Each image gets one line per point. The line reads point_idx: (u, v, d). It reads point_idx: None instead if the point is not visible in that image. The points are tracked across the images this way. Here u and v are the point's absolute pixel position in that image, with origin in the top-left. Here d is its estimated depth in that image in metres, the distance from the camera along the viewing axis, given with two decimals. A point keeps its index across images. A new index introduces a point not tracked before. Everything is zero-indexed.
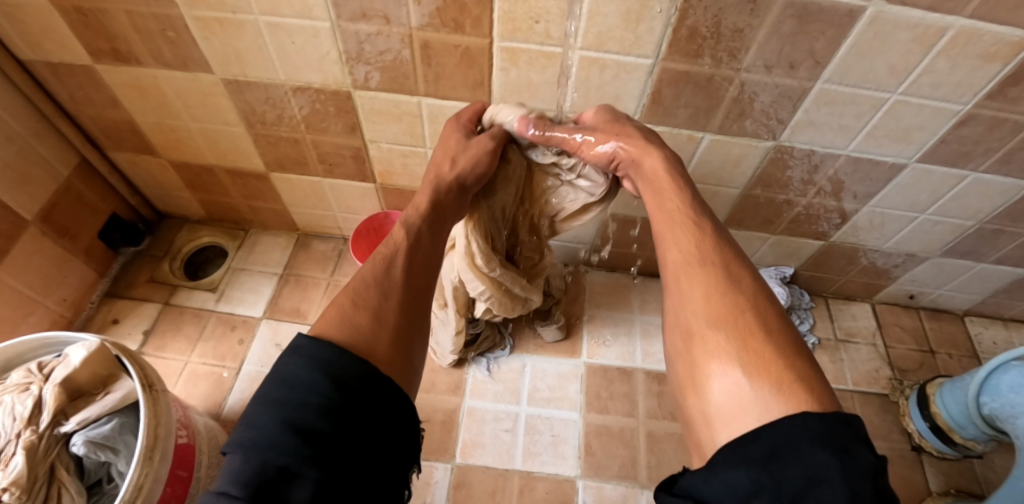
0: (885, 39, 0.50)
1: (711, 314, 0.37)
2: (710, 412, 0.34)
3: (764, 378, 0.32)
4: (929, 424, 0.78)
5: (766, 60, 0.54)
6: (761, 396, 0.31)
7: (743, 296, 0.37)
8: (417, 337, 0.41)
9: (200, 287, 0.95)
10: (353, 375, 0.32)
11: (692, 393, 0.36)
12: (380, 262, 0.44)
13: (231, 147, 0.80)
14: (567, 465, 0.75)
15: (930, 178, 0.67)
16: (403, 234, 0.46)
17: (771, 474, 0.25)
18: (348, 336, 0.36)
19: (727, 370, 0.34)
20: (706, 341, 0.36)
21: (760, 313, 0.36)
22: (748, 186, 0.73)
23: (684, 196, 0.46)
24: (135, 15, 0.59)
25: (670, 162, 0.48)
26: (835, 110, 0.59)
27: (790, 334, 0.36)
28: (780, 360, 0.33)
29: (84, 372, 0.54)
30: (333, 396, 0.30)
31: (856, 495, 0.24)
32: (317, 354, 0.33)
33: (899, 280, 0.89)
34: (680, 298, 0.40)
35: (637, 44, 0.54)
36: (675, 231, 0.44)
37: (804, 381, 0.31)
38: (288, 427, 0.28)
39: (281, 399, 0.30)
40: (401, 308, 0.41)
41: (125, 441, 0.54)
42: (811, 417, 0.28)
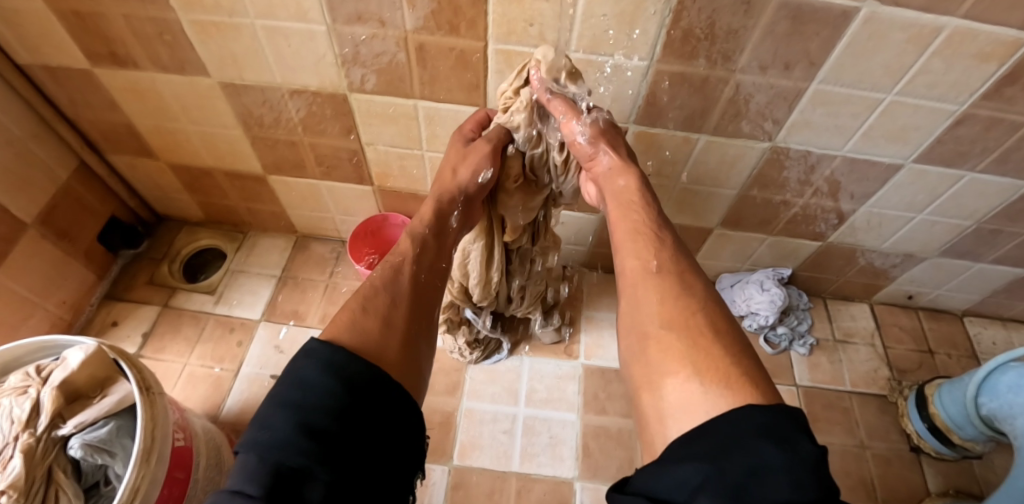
0: (880, 39, 0.50)
1: (664, 316, 0.38)
2: (664, 409, 0.33)
3: (714, 376, 0.32)
4: (927, 424, 0.78)
5: (761, 61, 0.54)
6: (710, 393, 0.31)
7: (695, 300, 0.39)
8: (424, 344, 0.41)
9: (198, 289, 0.95)
10: (361, 376, 0.32)
11: (646, 391, 0.36)
12: (389, 270, 0.45)
13: (230, 150, 0.81)
14: (564, 466, 0.74)
15: (927, 178, 0.67)
16: (409, 245, 0.48)
17: (718, 464, 0.25)
18: (359, 339, 0.36)
19: (678, 370, 0.34)
20: (661, 342, 0.36)
21: (710, 316, 0.37)
22: (745, 187, 0.73)
23: (647, 211, 0.48)
24: (133, 18, 0.59)
25: (643, 182, 0.51)
26: (832, 110, 0.59)
27: (741, 336, 0.37)
28: (728, 357, 0.33)
29: (81, 375, 0.54)
30: (343, 398, 0.30)
31: (800, 485, 0.24)
32: (327, 357, 0.32)
33: (898, 281, 0.89)
34: (637, 304, 0.41)
35: (631, 46, 0.54)
36: (636, 243, 0.45)
37: (753, 377, 0.32)
38: (300, 428, 0.28)
39: (292, 400, 0.30)
40: (407, 316, 0.41)
41: (122, 444, 0.54)
42: (757, 410, 0.28)
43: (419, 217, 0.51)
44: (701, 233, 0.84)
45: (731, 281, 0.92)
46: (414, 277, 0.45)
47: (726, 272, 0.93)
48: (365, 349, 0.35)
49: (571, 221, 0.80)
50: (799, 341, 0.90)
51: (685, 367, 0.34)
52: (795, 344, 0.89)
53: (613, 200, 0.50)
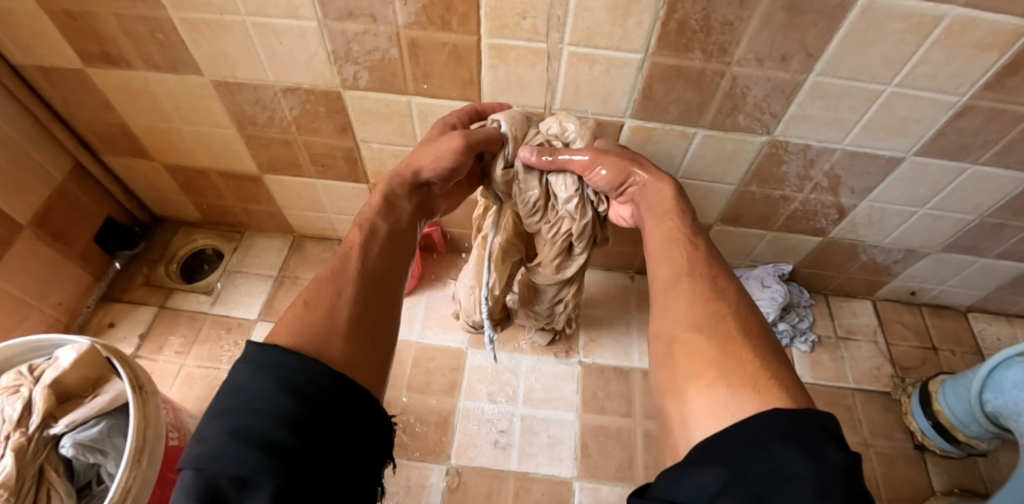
0: (879, 28, 0.49)
1: (692, 320, 0.38)
2: (688, 414, 0.33)
3: (748, 380, 0.32)
4: (931, 422, 0.77)
5: (757, 53, 0.53)
6: (737, 396, 0.31)
7: (727, 304, 0.39)
8: (373, 323, 0.40)
9: (195, 290, 0.94)
10: (298, 375, 0.31)
11: (670, 396, 0.35)
12: (334, 261, 0.44)
13: (224, 149, 0.80)
14: (563, 466, 0.74)
15: (929, 171, 0.66)
16: (357, 233, 0.47)
17: (739, 471, 0.25)
18: (296, 337, 0.35)
19: (706, 372, 0.34)
20: (686, 344, 0.36)
21: (740, 319, 0.37)
22: (744, 182, 0.72)
23: (681, 218, 0.48)
24: (125, 17, 0.59)
25: (677, 194, 0.50)
26: (830, 103, 0.59)
27: (768, 340, 0.36)
28: (759, 361, 0.33)
29: (72, 375, 0.54)
30: (278, 397, 0.29)
31: (826, 492, 0.23)
32: (259, 357, 0.32)
33: (900, 277, 0.88)
34: (665, 305, 0.41)
35: (626, 39, 0.54)
36: (668, 248, 0.45)
37: (782, 380, 0.32)
38: (235, 436, 0.27)
39: (228, 408, 0.29)
40: (354, 301, 0.40)
41: (114, 444, 0.54)
42: (783, 417, 0.27)
43: (370, 205, 0.51)
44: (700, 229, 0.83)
45: None
46: (363, 259, 0.45)
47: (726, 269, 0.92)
48: (304, 345, 0.34)
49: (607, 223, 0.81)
50: (800, 338, 0.89)
51: (712, 371, 0.33)
52: (797, 342, 0.88)
53: (650, 211, 0.50)
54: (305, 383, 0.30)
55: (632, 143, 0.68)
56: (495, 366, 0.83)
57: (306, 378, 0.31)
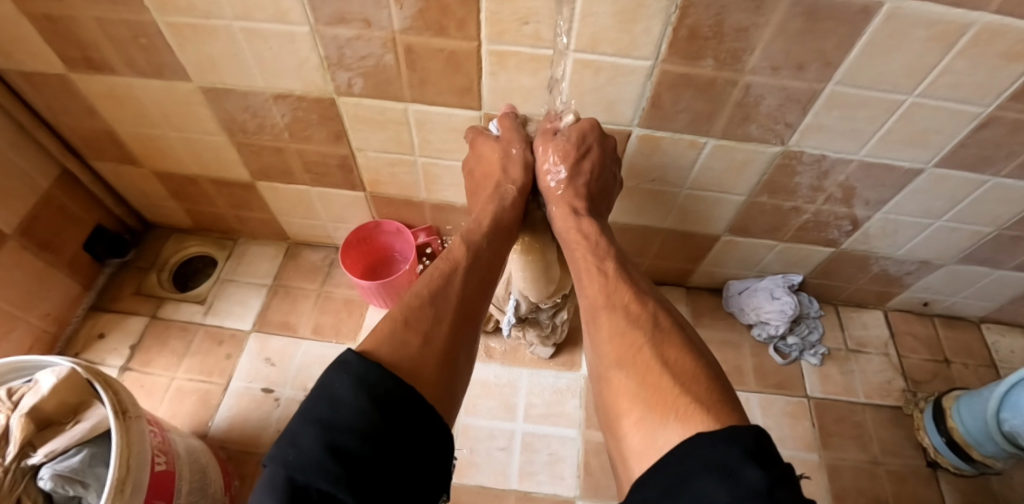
0: (902, 36, 0.46)
1: (616, 355, 0.41)
2: (626, 452, 0.36)
3: (663, 410, 0.34)
4: (944, 439, 0.75)
5: (772, 61, 0.50)
6: (664, 429, 0.33)
7: (643, 331, 0.41)
8: (459, 363, 0.44)
9: (187, 300, 0.92)
10: (392, 397, 0.34)
11: (614, 437, 0.38)
12: (438, 281, 0.49)
13: (215, 156, 0.77)
14: (564, 485, 0.71)
15: (947, 183, 0.63)
16: (462, 252, 0.52)
17: None
18: (399, 355, 0.39)
19: (632, 410, 0.36)
20: (614, 383, 0.39)
21: (659, 344, 0.40)
22: (754, 193, 0.69)
23: (591, 246, 0.53)
24: (106, 22, 0.56)
25: (577, 217, 0.56)
26: (847, 113, 0.56)
27: (692, 356, 0.38)
28: (676, 385, 0.35)
29: (51, 401, 0.52)
30: (373, 418, 0.32)
31: None
32: (360, 374, 0.35)
33: (912, 288, 0.85)
34: (595, 339, 0.45)
35: (633, 46, 0.51)
36: (589, 280, 0.50)
37: (706, 401, 0.33)
38: (331, 450, 0.30)
39: (329, 419, 0.32)
40: (450, 332, 0.45)
41: (95, 474, 0.51)
42: (708, 443, 0.29)
43: (476, 221, 0.55)
44: (707, 240, 0.81)
45: (739, 288, 0.89)
46: (462, 289, 0.50)
47: (734, 279, 0.89)
48: (428, 365, 0.40)
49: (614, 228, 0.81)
50: (809, 351, 0.86)
51: (637, 406, 0.36)
52: (806, 354, 0.86)
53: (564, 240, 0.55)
54: (408, 409, 0.34)
55: (639, 152, 0.65)
56: (495, 381, 0.80)
57: (406, 405, 0.34)
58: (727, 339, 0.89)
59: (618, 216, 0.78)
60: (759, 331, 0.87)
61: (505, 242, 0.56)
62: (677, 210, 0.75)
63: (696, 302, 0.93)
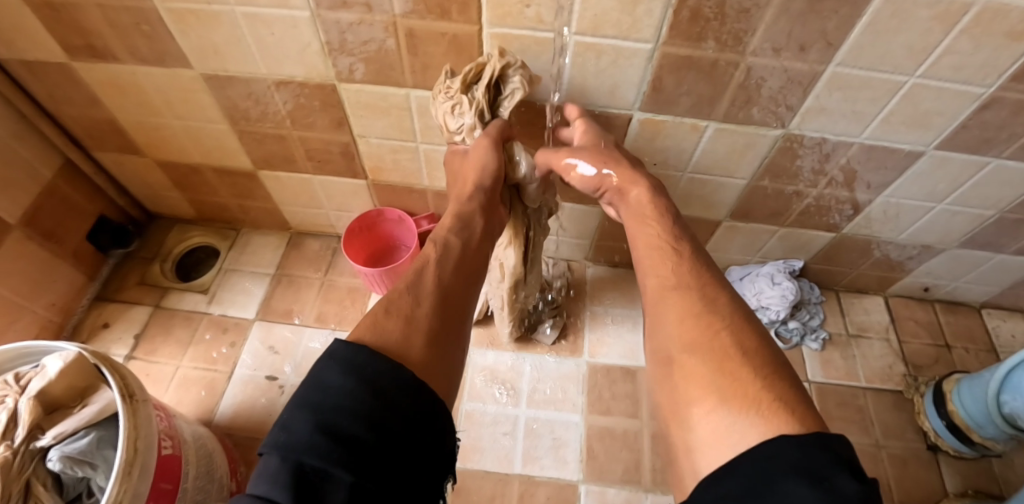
0: (904, 16, 0.46)
1: (688, 340, 0.40)
2: (694, 442, 0.35)
3: (743, 400, 0.33)
4: (945, 422, 0.75)
5: (774, 43, 0.51)
6: (741, 420, 0.32)
7: (719, 317, 0.40)
8: (448, 346, 0.41)
9: (190, 289, 0.92)
10: (386, 379, 0.32)
11: (675, 422, 0.37)
12: (413, 275, 0.45)
13: (218, 145, 0.78)
14: (568, 470, 0.72)
15: (950, 165, 0.63)
16: (433, 247, 0.49)
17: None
18: (383, 337, 0.37)
19: (707, 397, 0.35)
20: (687, 368, 0.38)
21: (736, 334, 0.39)
22: (756, 177, 0.69)
23: (664, 222, 0.51)
24: (108, 8, 0.56)
25: (654, 190, 0.54)
26: (849, 95, 0.56)
27: (766, 351, 0.38)
28: (758, 380, 0.35)
29: (59, 385, 0.52)
30: (366, 399, 0.30)
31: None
32: (347, 357, 0.33)
33: (914, 273, 0.86)
34: (660, 324, 0.44)
35: (635, 28, 0.51)
36: (654, 260, 0.48)
37: (787, 399, 0.33)
38: (323, 430, 0.28)
39: (317, 403, 0.30)
40: (435, 316, 0.42)
41: (104, 456, 0.52)
42: (789, 445, 0.28)
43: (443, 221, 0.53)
44: (709, 226, 0.81)
45: (740, 273, 0.89)
46: (438, 277, 0.46)
47: (735, 265, 0.89)
48: (416, 344, 0.37)
49: None
50: (810, 335, 0.87)
51: (711, 395, 0.35)
52: (807, 340, 0.86)
53: (631, 214, 0.53)
54: (399, 385, 0.32)
55: (641, 137, 0.66)
56: (498, 367, 0.81)
57: (395, 382, 0.32)
58: None
59: None
60: (759, 316, 0.87)
61: (477, 236, 0.53)
62: (679, 195, 0.75)
63: None
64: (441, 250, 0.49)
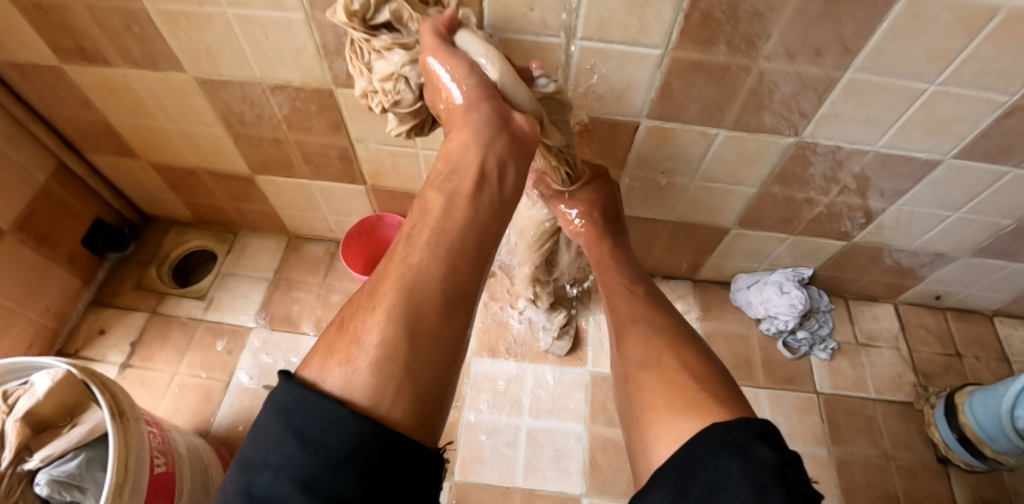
0: (926, 21, 0.44)
1: (638, 358, 0.44)
2: (648, 446, 0.38)
3: (681, 402, 0.37)
4: (956, 435, 0.74)
5: (788, 47, 0.48)
6: (677, 417, 0.36)
7: (664, 338, 0.45)
8: (416, 362, 0.29)
9: (187, 295, 0.91)
10: (312, 422, 0.26)
11: (633, 430, 0.41)
12: (385, 263, 0.34)
13: (213, 149, 0.76)
14: (570, 481, 0.71)
15: (967, 173, 0.61)
16: (418, 212, 0.36)
17: (682, 487, 0.30)
18: (323, 369, 0.29)
19: (653, 403, 0.39)
20: (637, 381, 0.42)
21: (677, 349, 0.43)
22: (766, 184, 0.67)
23: (620, 270, 0.57)
24: (96, 9, 0.54)
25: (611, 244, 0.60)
26: (866, 102, 0.54)
27: (707, 361, 0.42)
28: (697, 384, 0.38)
29: (47, 404, 0.51)
30: (289, 451, 0.25)
31: (761, 488, 0.27)
32: (278, 399, 0.28)
33: (925, 280, 0.84)
34: (620, 348, 0.48)
35: (644, 32, 0.48)
36: (620, 297, 0.53)
37: (719, 397, 0.37)
38: (247, 492, 0.25)
39: (252, 457, 0.27)
40: (398, 318, 0.30)
41: (93, 479, 0.51)
42: (718, 429, 0.32)
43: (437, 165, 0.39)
44: (716, 233, 0.79)
45: (748, 281, 0.87)
46: (408, 258, 0.33)
47: (743, 272, 0.87)
48: (358, 370, 0.28)
49: (632, 224, 0.80)
50: (819, 345, 0.85)
51: (657, 401, 0.39)
52: (816, 349, 0.85)
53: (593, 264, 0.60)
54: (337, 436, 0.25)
55: (648, 144, 0.64)
56: (500, 375, 0.79)
57: (336, 432, 0.25)
58: (736, 333, 0.88)
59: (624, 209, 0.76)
60: (767, 325, 0.86)
61: (474, 175, 0.36)
62: (686, 202, 0.73)
63: (704, 295, 0.92)
64: (415, 221, 0.36)
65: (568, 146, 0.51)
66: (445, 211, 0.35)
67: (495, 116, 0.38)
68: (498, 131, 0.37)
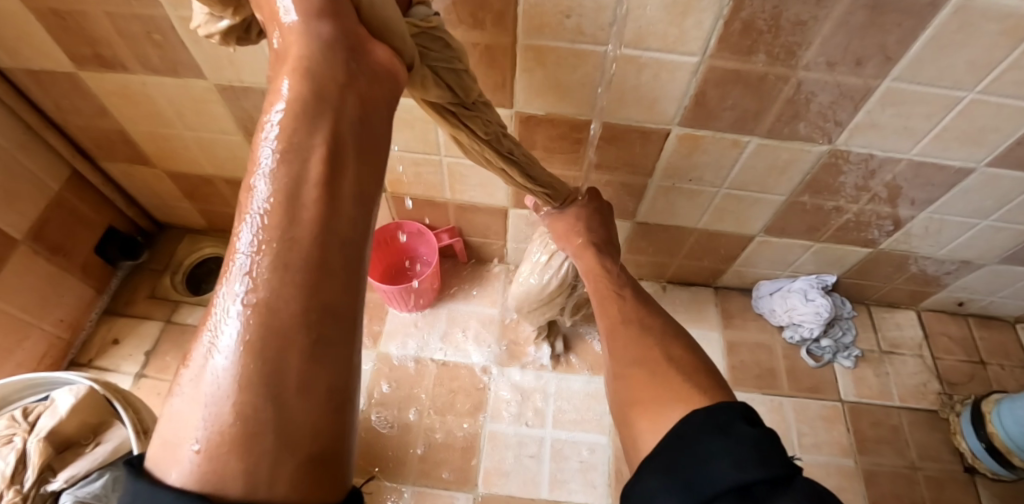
0: (971, 30, 0.43)
1: (628, 354, 0.45)
2: (636, 436, 0.39)
3: (670, 393, 0.39)
4: (984, 444, 0.73)
5: (828, 56, 0.47)
6: (667, 406, 0.38)
7: (653, 337, 0.46)
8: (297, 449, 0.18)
9: (202, 303, 0.90)
10: None
11: (622, 425, 0.42)
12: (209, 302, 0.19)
13: (230, 157, 0.75)
14: (596, 493, 0.70)
15: (1001, 182, 0.60)
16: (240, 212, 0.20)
17: (673, 471, 0.33)
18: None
19: (640, 395, 0.40)
20: (626, 375, 0.44)
21: (665, 345, 0.45)
22: (795, 193, 0.67)
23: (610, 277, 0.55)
24: (117, 17, 0.52)
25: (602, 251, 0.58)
26: (902, 111, 0.53)
27: (693, 353, 0.44)
28: (682, 375, 0.40)
29: (71, 422, 0.53)
30: None
31: (740, 461, 0.31)
32: None
33: (949, 288, 0.83)
34: (608, 346, 0.48)
35: (682, 41, 0.47)
36: (608, 301, 0.52)
37: (702, 384, 0.39)
38: None
39: None
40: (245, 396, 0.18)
41: (117, 498, 0.52)
42: (700, 411, 0.35)
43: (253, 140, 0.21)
44: (740, 240, 0.78)
45: (770, 288, 0.86)
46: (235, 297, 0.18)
47: (764, 279, 0.87)
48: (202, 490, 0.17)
49: (655, 233, 0.79)
50: (843, 353, 0.84)
51: (645, 393, 0.40)
52: (840, 357, 0.84)
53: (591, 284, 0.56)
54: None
55: (677, 152, 0.63)
56: (522, 386, 0.78)
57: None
58: (758, 341, 0.87)
59: (648, 217, 0.76)
60: (791, 333, 0.85)
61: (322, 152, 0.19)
62: (711, 211, 0.73)
63: (725, 302, 0.91)
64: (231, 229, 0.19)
65: (464, 104, 0.41)
66: (276, 220, 0.19)
67: (319, 83, 0.20)
68: (335, 103, 0.20)
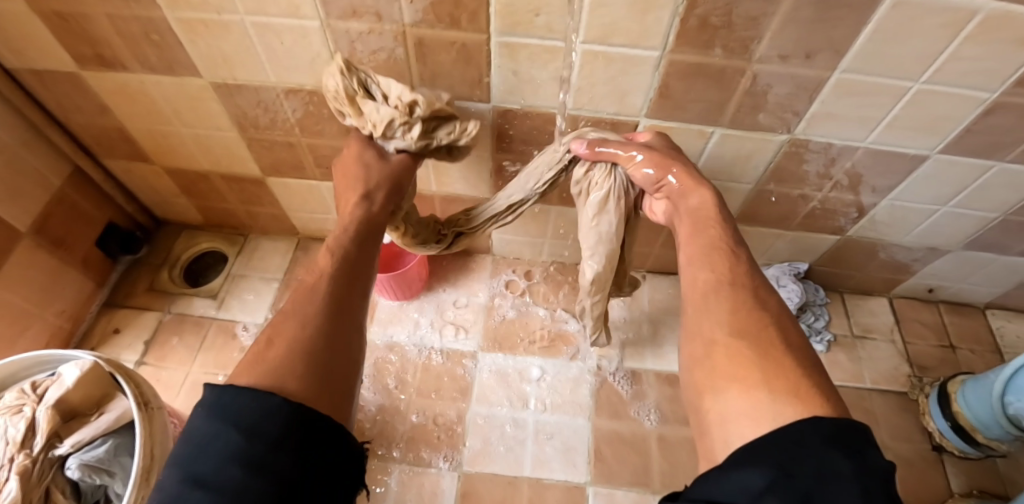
0: (911, 22, 0.46)
1: (732, 327, 0.43)
2: (728, 415, 0.37)
3: (782, 384, 0.36)
4: (950, 423, 0.76)
5: (781, 50, 0.51)
6: (775, 397, 0.35)
7: (766, 313, 0.44)
8: (336, 363, 0.42)
9: (199, 294, 0.93)
10: (248, 418, 0.33)
11: (707, 393, 0.40)
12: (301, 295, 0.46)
13: (226, 153, 0.78)
14: (577, 472, 0.73)
15: (957, 169, 0.63)
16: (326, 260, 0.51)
17: (786, 470, 0.29)
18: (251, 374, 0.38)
19: (746, 374, 0.38)
20: (727, 348, 0.41)
21: (779, 329, 0.42)
22: (762, 181, 0.70)
23: (723, 228, 0.51)
24: (117, 18, 0.56)
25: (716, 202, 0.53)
26: (855, 100, 0.56)
27: (800, 349, 0.42)
28: (796, 369, 0.38)
29: (77, 393, 0.56)
30: (235, 442, 0.32)
31: (868, 488, 0.28)
32: (215, 405, 0.35)
33: (919, 274, 0.86)
34: (700, 311, 0.46)
35: (644, 36, 0.51)
36: (711, 257, 0.49)
37: (821, 388, 0.36)
38: (190, 481, 0.31)
39: (186, 457, 0.32)
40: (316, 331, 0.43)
41: (120, 464, 0.56)
42: (825, 421, 0.32)
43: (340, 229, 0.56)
44: None
45: None
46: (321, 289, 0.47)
47: None
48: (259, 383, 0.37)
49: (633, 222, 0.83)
50: (816, 337, 0.87)
51: (751, 374, 0.38)
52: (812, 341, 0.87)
53: (691, 221, 0.53)
54: (266, 422, 0.33)
55: None
56: (507, 371, 0.81)
57: (269, 418, 0.33)
58: None
59: None
60: None
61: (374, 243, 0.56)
62: None
63: None
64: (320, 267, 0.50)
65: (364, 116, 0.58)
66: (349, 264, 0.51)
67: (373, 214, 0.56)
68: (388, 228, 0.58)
